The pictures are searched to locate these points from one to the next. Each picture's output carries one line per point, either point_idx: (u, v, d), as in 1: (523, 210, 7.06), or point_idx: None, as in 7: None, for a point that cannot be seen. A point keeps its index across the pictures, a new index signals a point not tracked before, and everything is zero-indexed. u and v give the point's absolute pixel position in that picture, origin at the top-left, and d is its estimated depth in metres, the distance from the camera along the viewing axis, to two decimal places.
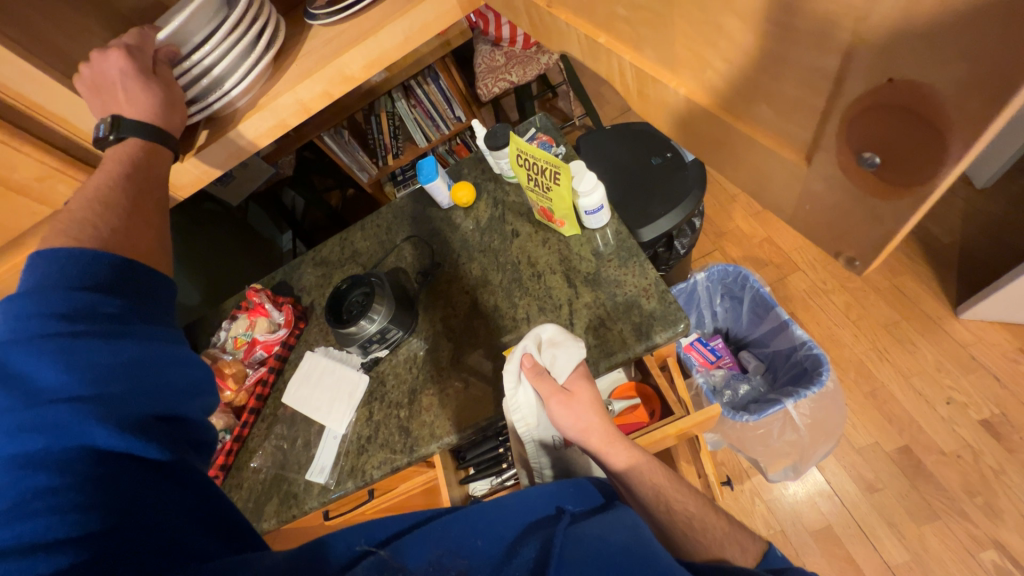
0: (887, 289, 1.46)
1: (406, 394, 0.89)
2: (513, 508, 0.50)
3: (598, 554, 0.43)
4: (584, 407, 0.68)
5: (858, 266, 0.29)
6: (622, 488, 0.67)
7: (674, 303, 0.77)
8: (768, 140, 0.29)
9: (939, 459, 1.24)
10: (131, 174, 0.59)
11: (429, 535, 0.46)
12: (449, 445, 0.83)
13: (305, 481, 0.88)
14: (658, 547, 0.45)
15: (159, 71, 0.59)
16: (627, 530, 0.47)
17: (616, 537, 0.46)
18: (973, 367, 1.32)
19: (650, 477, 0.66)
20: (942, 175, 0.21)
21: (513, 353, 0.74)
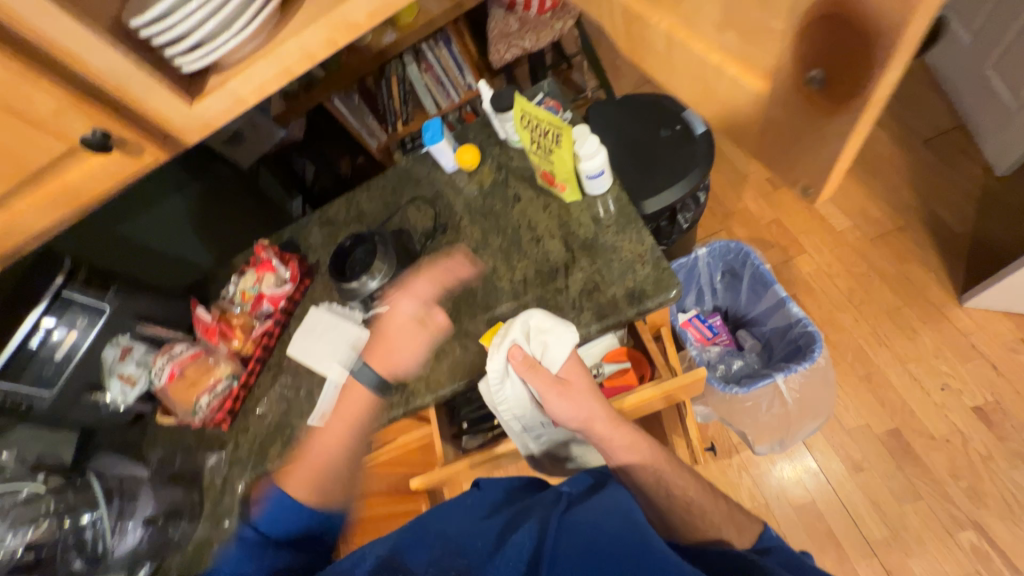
0: (892, 275, 1.46)
1: (404, 349, 0.91)
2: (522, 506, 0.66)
3: (589, 543, 0.56)
4: (583, 396, 0.72)
5: (811, 192, 0.32)
6: (620, 473, 0.72)
7: (667, 269, 0.77)
8: (738, 68, 0.31)
9: (928, 443, 1.25)
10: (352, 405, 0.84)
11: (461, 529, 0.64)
12: (444, 399, 0.86)
13: (307, 426, 0.93)
14: (648, 526, 0.56)
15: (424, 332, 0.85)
16: (621, 515, 0.58)
17: (609, 524, 0.57)
18: (971, 355, 1.31)
19: (653, 463, 0.72)
20: (872, 88, 0.25)
21: (501, 343, 0.74)
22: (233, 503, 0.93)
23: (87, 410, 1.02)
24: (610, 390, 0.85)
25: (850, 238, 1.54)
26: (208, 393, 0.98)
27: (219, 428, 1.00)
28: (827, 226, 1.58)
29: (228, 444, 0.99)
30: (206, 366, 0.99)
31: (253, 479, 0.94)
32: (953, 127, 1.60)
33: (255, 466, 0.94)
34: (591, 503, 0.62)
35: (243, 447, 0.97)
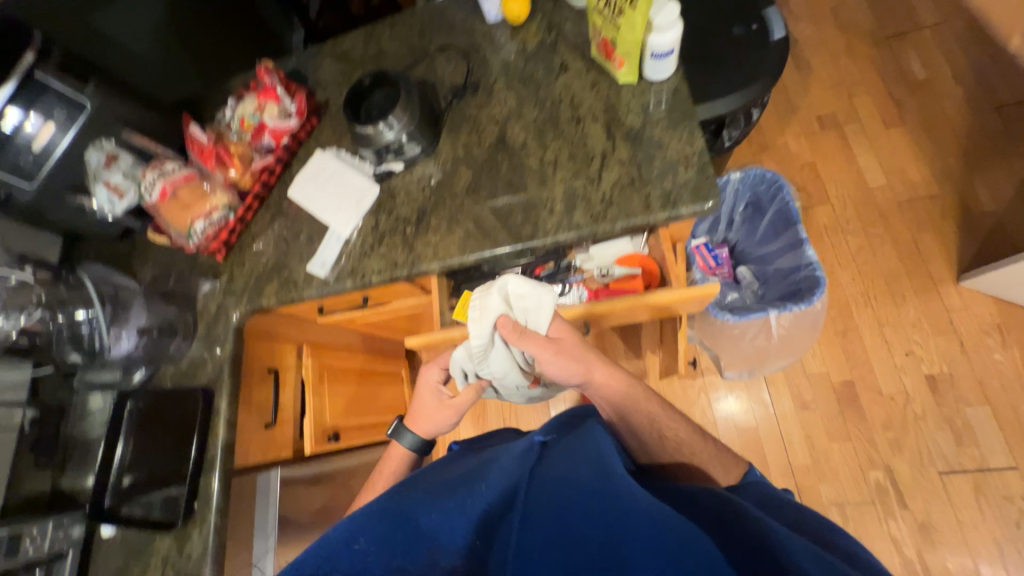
0: (904, 241, 1.45)
1: (415, 212, 0.87)
2: (496, 462, 0.68)
3: (561, 494, 0.55)
4: (574, 353, 0.77)
5: None
6: (615, 418, 0.79)
7: (711, 177, 0.72)
8: None
9: (874, 397, 1.36)
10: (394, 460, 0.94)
11: (435, 487, 0.65)
12: (449, 270, 0.84)
13: (306, 271, 0.91)
14: (619, 480, 0.56)
15: (444, 403, 0.93)
16: (594, 469, 0.58)
17: (579, 477, 0.58)
18: (945, 330, 1.36)
19: (649, 411, 0.79)
20: None
21: (484, 313, 0.75)
22: (226, 331, 0.95)
23: (71, 212, 0.97)
24: (615, 291, 0.86)
25: (878, 198, 1.50)
26: (203, 219, 0.92)
27: (213, 258, 0.97)
28: (860, 181, 1.53)
29: (223, 275, 0.98)
30: (202, 191, 0.93)
31: (248, 312, 0.95)
32: None
33: (250, 301, 0.95)
34: (562, 453, 0.65)
35: (238, 280, 0.96)
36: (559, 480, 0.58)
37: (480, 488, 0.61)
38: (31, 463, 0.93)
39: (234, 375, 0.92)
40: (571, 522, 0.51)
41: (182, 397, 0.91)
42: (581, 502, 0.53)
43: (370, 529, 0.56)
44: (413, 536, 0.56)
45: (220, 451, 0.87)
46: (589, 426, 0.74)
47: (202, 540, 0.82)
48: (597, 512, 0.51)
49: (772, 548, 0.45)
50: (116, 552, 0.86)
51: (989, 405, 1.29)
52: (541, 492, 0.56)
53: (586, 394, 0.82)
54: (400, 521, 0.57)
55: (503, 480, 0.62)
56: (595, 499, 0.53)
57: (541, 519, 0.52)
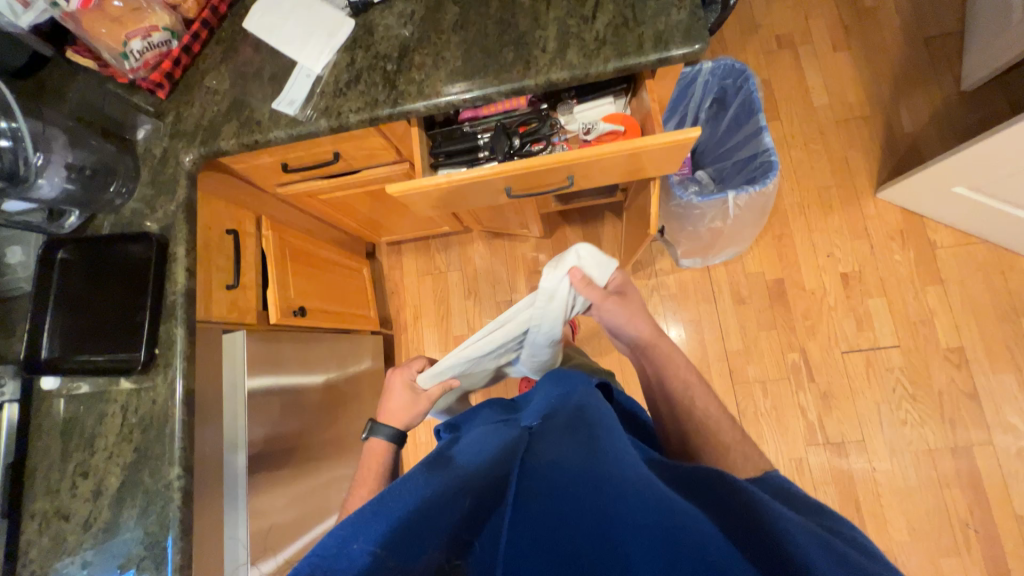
0: (837, 157, 1.60)
1: (396, 48, 0.81)
2: (490, 453, 0.63)
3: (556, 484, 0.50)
4: (633, 310, 0.92)
5: None
6: (655, 378, 0.90)
7: (701, 20, 0.74)
8: None
9: (799, 293, 1.54)
10: (372, 457, 0.90)
11: (424, 480, 0.58)
12: (434, 113, 0.80)
13: (271, 110, 0.83)
14: (612, 465, 0.52)
15: (421, 396, 0.94)
16: (585, 456, 0.54)
17: (572, 463, 0.53)
18: (860, 236, 1.56)
19: (686, 377, 0.87)
20: None
21: (563, 263, 0.87)
22: (177, 176, 0.85)
23: None
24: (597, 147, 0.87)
25: (820, 117, 1.63)
26: (141, 39, 0.79)
27: (153, 95, 0.86)
28: (806, 100, 1.64)
29: (167, 115, 0.87)
30: (136, 6, 0.79)
31: (202, 156, 0.86)
32: (953, 33, 1.64)
33: (205, 142, 0.85)
34: (558, 438, 0.60)
35: (188, 119, 0.86)
36: (554, 467, 0.52)
37: (467, 487, 0.55)
38: None
39: (190, 222, 0.84)
40: (563, 513, 0.46)
41: (129, 244, 0.82)
42: (574, 491, 0.48)
43: (364, 530, 0.49)
44: (405, 537, 0.48)
45: (181, 298, 0.81)
46: (586, 409, 0.69)
47: (168, 385, 0.79)
48: (591, 502, 0.46)
49: (774, 536, 0.41)
50: (63, 404, 0.80)
51: (886, 298, 1.51)
52: (533, 478, 0.51)
53: (636, 348, 0.95)
54: (393, 516, 0.51)
55: (498, 469, 0.56)
56: (588, 485, 0.48)
57: (534, 509, 0.47)
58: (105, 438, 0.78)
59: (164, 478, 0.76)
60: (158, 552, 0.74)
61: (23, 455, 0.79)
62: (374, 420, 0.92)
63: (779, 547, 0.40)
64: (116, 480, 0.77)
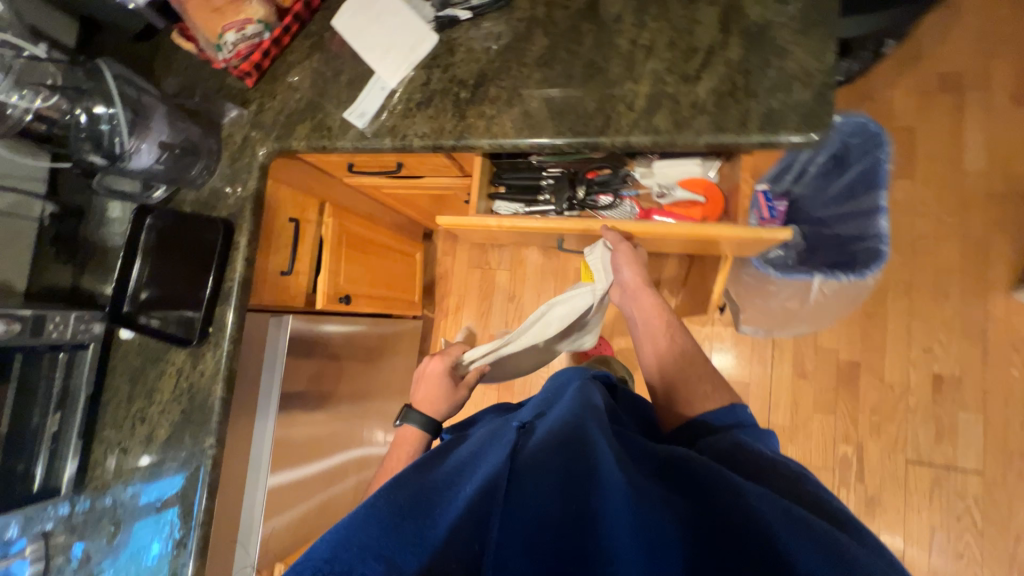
0: (973, 237, 1.34)
1: (474, 75, 0.76)
2: (483, 446, 0.65)
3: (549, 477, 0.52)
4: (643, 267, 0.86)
5: None
6: (660, 386, 0.86)
7: (829, 104, 0.61)
8: None
9: (874, 382, 1.36)
10: (404, 442, 0.89)
11: (420, 481, 0.59)
12: (498, 150, 0.75)
13: (342, 118, 0.83)
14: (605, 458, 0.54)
15: (460, 386, 0.94)
16: (578, 452, 0.55)
17: (563, 456, 0.54)
18: (973, 336, 1.32)
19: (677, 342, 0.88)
20: None
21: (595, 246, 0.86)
22: (251, 166, 0.89)
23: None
24: (669, 216, 0.80)
25: (967, 184, 1.35)
26: (235, 31, 0.80)
27: (241, 82, 0.88)
28: (956, 161, 1.36)
29: (251, 103, 0.90)
30: None
31: (275, 151, 0.88)
32: None
33: (278, 139, 0.87)
34: (550, 427, 0.62)
35: (268, 114, 0.88)
36: (546, 453, 0.55)
37: (466, 484, 0.55)
38: (53, 257, 0.96)
39: (255, 214, 0.89)
40: (557, 504, 0.49)
41: (201, 225, 0.89)
42: (568, 481, 0.51)
43: (360, 530, 0.49)
44: (400, 538, 0.49)
45: (237, 284, 0.88)
46: (577, 402, 0.70)
47: (214, 361, 0.87)
48: (587, 496, 0.49)
49: (756, 533, 0.46)
50: (134, 354, 0.92)
51: (982, 414, 1.29)
52: (526, 466, 0.53)
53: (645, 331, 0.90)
54: (391, 521, 0.50)
55: (491, 461, 0.58)
56: (579, 480, 0.51)
57: (529, 494, 0.50)
58: (160, 394, 0.89)
59: (200, 445, 0.86)
60: (187, 505, 0.86)
61: (99, 390, 0.92)
62: (408, 407, 0.92)
63: (763, 540, 0.45)
64: (166, 431, 0.89)
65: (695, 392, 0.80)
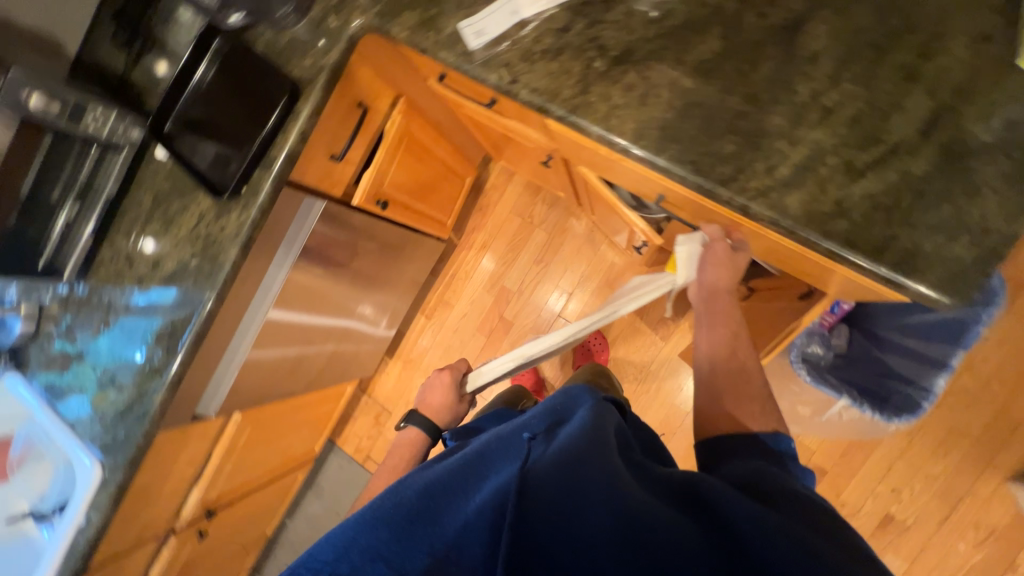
0: (1003, 415, 1.28)
1: (621, 46, 0.65)
2: (491, 441, 0.64)
3: (560, 497, 0.49)
4: (736, 269, 0.79)
5: None
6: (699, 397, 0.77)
7: (984, 275, 0.52)
8: None
9: (828, 495, 1.37)
10: (408, 446, 0.95)
11: (427, 482, 0.59)
12: (605, 144, 0.66)
13: (456, 28, 0.71)
14: (623, 486, 0.51)
15: (463, 398, 1.00)
16: (600, 471, 0.51)
17: (582, 474, 0.51)
18: (944, 499, 1.31)
19: (744, 354, 0.78)
20: None
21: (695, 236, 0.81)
22: (340, 33, 0.79)
23: None
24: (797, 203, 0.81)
25: None
26: None
27: None
28: None
29: None
30: None
31: (370, 27, 0.77)
32: None
33: (379, 17, 0.76)
34: (561, 432, 0.60)
35: None
36: (556, 462, 0.52)
37: (474, 494, 0.54)
38: (112, 36, 0.88)
39: (326, 88, 0.81)
40: (569, 523, 0.47)
41: (268, 75, 0.81)
42: (576, 498, 0.49)
43: (367, 533, 0.51)
44: (404, 541, 0.50)
45: (284, 156, 0.83)
46: (597, 411, 0.65)
47: (237, 222, 0.85)
48: (595, 512, 0.48)
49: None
50: (163, 176, 0.89)
51: (907, 564, 1.33)
52: (534, 476, 0.51)
53: (709, 333, 0.81)
54: (396, 531, 0.51)
55: (498, 466, 0.57)
56: (593, 506, 0.48)
57: (541, 507, 0.48)
58: (179, 227, 0.88)
59: (200, 293, 0.87)
60: (173, 340, 0.89)
61: (122, 195, 0.91)
62: (414, 410, 0.99)
63: None
64: (173, 263, 0.89)
65: (731, 411, 0.72)
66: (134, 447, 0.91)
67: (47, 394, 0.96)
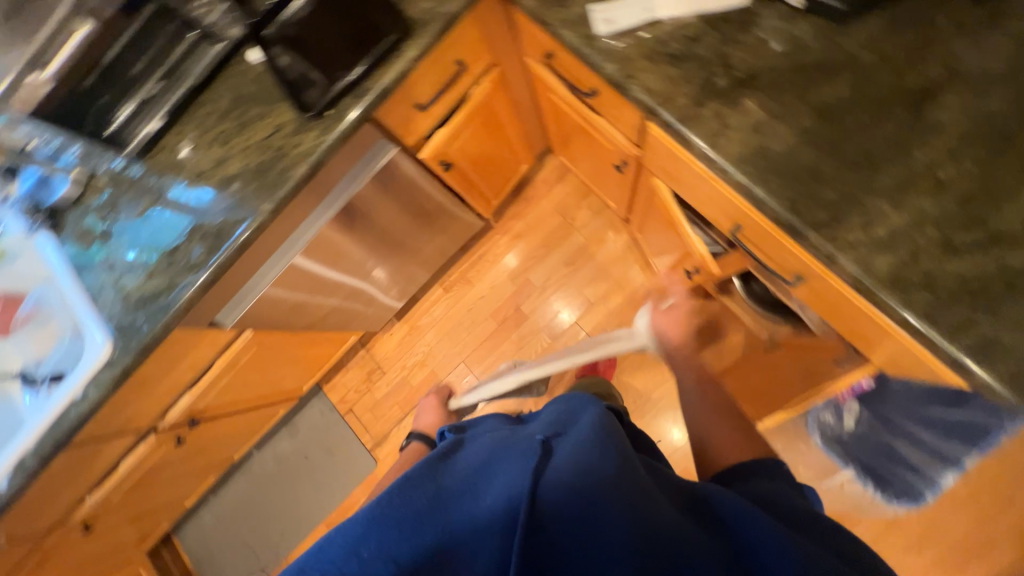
0: None
1: (748, 69, 0.65)
2: (501, 445, 0.64)
3: (573, 504, 0.49)
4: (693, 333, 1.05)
5: None
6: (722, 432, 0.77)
7: None
8: None
9: None
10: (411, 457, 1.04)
11: (434, 484, 0.59)
12: (706, 160, 0.65)
13: (587, 9, 0.71)
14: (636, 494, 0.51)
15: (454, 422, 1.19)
16: (613, 478, 0.52)
17: (595, 479, 0.51)
18: None
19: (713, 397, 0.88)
20: None
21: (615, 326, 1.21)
22: None
23: None
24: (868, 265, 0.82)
25: None
26: None
27: None
28: None
29: None
30: None
31: None
32: None
33: None
34: (572, 441, 0.59)
35: None
36: (570, 472, 0.53)
37: (483, 496, 0.54)
38: None
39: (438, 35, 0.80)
40: (581, 527, 0.48)
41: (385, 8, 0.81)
42: (590, 505, 0.49)
43: (376, 533, 0.53)
44: (414, 544, 0.51)
45: (377, 91, 0.82)
46: (605, 420, 0.65)
47: (312, 143, 0.84)
48: (609, 526, 0.47)
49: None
50: (250, 80, 0.89)
51: None
52: (547, 488, 0.51)
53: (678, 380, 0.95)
54: (404, 532, 0.53)
55: (508, 467, 0.57)
56: (608, 510, 0.49)
57: (554, 513, 0.49)
58: (252, 133, 0.87)
59: (256, 204, 0.86)
60: (216, 243, 0.87)
61: (203, 86, 0.90)
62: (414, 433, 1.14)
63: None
64: (236, 167, 0.88)
65: (753, 453, 0.72)
66: (147, 338, 0.89)
67: (76, 262, 0.95)
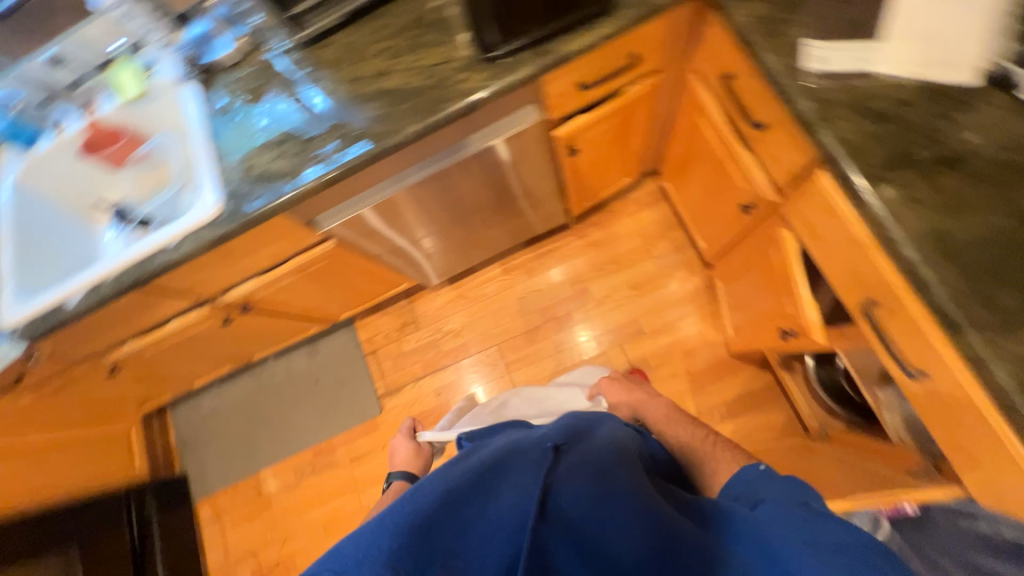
0: None
1: (948, 148, 0.64)
2: (510, 448, 0.68)
3: (586, 509, 0.56)
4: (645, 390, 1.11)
5: None
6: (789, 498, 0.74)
7: None
8: None
9: None
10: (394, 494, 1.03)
11: (445, 487, 0.61)
12: (878, 223, 0.64)
13: (801, 42, 0.71)
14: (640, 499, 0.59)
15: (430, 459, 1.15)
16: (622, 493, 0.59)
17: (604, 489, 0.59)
18: None
19: (701, 444, 0.91)
20: None
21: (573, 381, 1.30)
22: None
23: None
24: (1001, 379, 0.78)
25: None
26: None
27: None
28: None
29: None
30: None
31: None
32: None
33: None
34: (578, 452, 0.66)
35: None
36: (581, 484, 0.59)
37: (497, 500, 0.58)
38: None
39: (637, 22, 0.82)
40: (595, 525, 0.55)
41: None
42: (602, 513, 0.56)
43: (387, 539, 0.55)
44: (427, 548, 0.54)
45: (560, 54, 0.83)
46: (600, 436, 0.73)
47: (476, 84, 0.85)
48: (619, 526, 0.55)
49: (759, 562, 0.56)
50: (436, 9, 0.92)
51: None
52: (562, 496, 0.58)
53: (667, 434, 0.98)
54: (416, 537, 0.55)
55: (520, 471, 0.62)
56: (616, 513, 0.56)
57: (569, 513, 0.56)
58: (422, 57, 0.89)
59: (404, 122, 0.87)
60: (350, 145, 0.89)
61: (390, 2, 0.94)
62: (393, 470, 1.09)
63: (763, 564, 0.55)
64: (395, 82, 0.90)
65: None
66: (254, 212, 0.91)
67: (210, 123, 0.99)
